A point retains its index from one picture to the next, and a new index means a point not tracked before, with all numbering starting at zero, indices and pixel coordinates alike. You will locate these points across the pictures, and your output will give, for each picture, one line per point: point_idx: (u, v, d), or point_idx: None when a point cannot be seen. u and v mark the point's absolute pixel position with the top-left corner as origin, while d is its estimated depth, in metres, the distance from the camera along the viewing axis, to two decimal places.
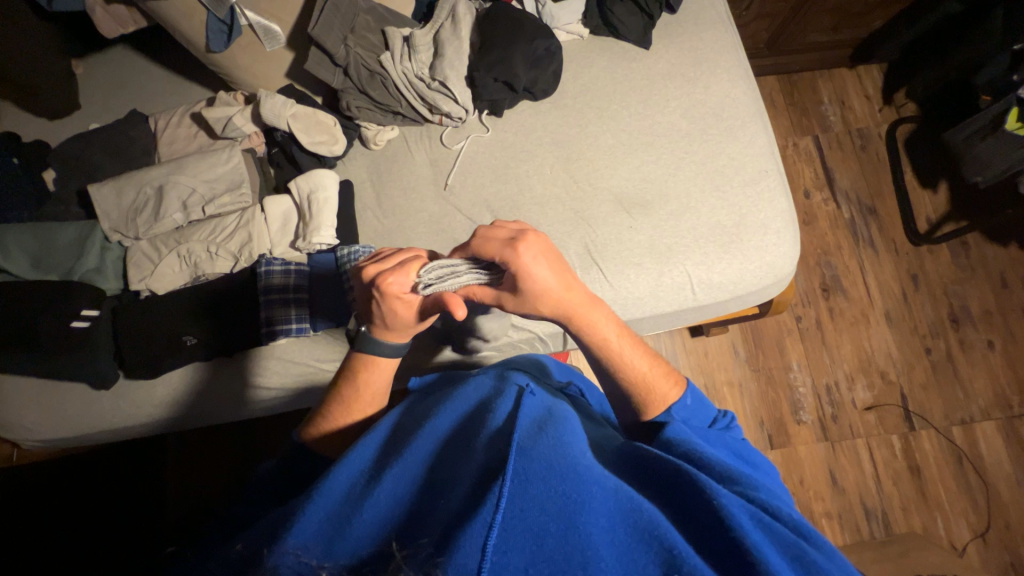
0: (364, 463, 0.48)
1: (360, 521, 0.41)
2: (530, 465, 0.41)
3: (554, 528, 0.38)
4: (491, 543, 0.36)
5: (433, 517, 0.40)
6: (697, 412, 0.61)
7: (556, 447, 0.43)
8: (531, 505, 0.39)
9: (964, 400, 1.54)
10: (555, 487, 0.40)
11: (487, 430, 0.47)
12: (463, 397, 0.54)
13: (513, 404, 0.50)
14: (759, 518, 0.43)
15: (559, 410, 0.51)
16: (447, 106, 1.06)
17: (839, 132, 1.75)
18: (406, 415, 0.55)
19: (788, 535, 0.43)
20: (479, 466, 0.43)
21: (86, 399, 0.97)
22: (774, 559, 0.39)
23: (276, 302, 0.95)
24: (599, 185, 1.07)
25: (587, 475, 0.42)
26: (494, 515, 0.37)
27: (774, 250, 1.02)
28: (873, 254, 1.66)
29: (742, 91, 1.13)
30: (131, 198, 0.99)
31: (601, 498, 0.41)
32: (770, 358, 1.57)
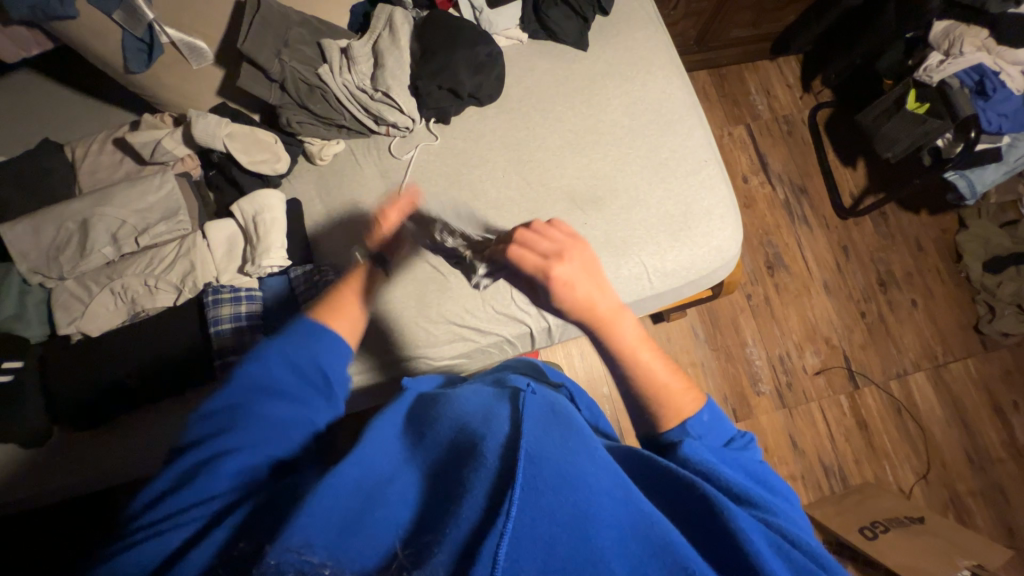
0: (377, 464, 0.48)
1: (374, 519, 0.42)
2: (540, 472, 0.41)
3: (565, 540, 0.38)
4: (502, 552, 0.36)
5: (445, 520, 0.40)
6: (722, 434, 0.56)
7: (568, 454, 0.44)
8: (541, 516, 0.39)
9: (898, 355, 1.69)
10: (565, 496, 0.40)
11: (495, 430, 0.47)
12: (466, 403, 0.56)
13: (513, 404, 0.51)
14: (770, 538, 0.44)
15: (561, 411, 0.52)
16: (392, 116, 1.05)
17: (767, 119, 1.88)
18: (409, 419, 0.57)
19: (801, 561, 0.43)
20: (489, 466, 0.43)
21: (17, 461, 0.88)
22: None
23: (227, 331, 0.90)
24: (551, 185, 1.09)
25: (598, 486, 0.42)
26: (505, 524, 0.38)
27: (720, 235, 1.08)
28: (808, 230, 1.79)
29: (677, 86, 1.19)
30: (50, 235, 0.90)
31: (609, 510, 0.41)
32: (727, 336, 1.66)
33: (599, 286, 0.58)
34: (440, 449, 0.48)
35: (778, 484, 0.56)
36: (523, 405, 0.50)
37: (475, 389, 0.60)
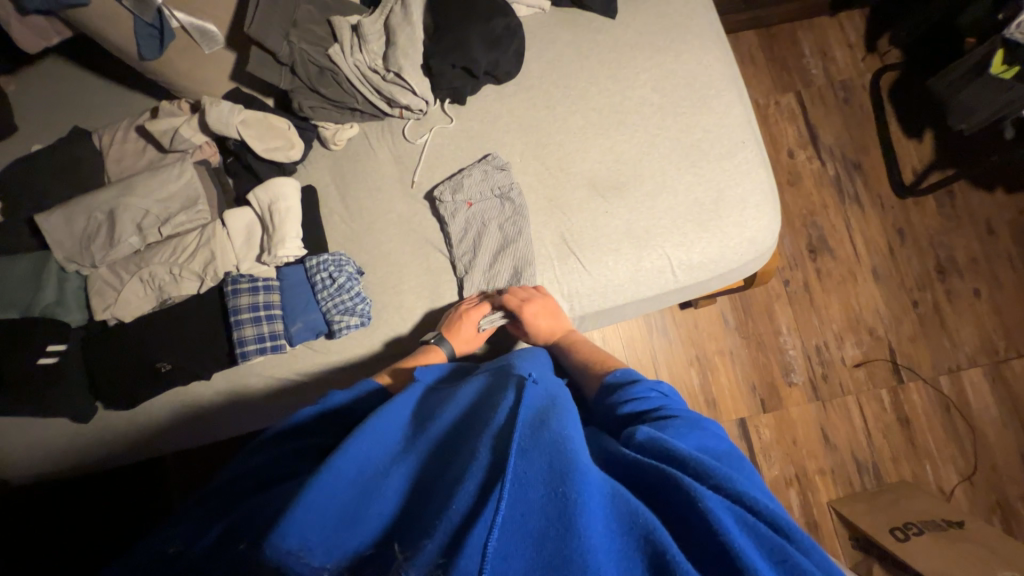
0: (374, 454, 0.54)
1: (370, 514, 0.48)
2: (530, 468, 0.46)
3: (553, 532, 0.42)
4: (491, 545, 0.41)
5: (434, 514, 0.45)
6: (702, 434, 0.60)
7: (552, 444, 0.49)
8: (530, 510, 0.44)
9: (952, 349, 1.55)
10: (554, 489, 0.44)
11: (494, 422, 0.53)
12: (476, 399, 0.63)
13: (517, 396, 0.58)
14: (744, 520, 0.46)
15: (557, 397, 0.60)
16: (405, 99, 1.00)
17: (821, 86, 1.69)
18: (417, 412, 0.64)
19: (777, 542, 0.44)
20: (485, 462, 0.47)
21: (68, 433, 0.96)
22: (753, 557, 0.42)
23: (247, 320, 0.93)
24: (571, 170, 1.03)
25: (586, 475, 0.46)
26: (495, 517, 0.42)
27: (754, 225, 1.00)
28: (859, 211, 1.63)
29: (716, 57, 1.07)
30: (82, 224, 0.94)
31: (597, 500, 0.45)
32: (760, 324, 1.57)
33: (548, 317, 0.92)
34: (432, 451, 0.55)
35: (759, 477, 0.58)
36: (522, 395, 0.57)
37: (476, 384, 0.68)
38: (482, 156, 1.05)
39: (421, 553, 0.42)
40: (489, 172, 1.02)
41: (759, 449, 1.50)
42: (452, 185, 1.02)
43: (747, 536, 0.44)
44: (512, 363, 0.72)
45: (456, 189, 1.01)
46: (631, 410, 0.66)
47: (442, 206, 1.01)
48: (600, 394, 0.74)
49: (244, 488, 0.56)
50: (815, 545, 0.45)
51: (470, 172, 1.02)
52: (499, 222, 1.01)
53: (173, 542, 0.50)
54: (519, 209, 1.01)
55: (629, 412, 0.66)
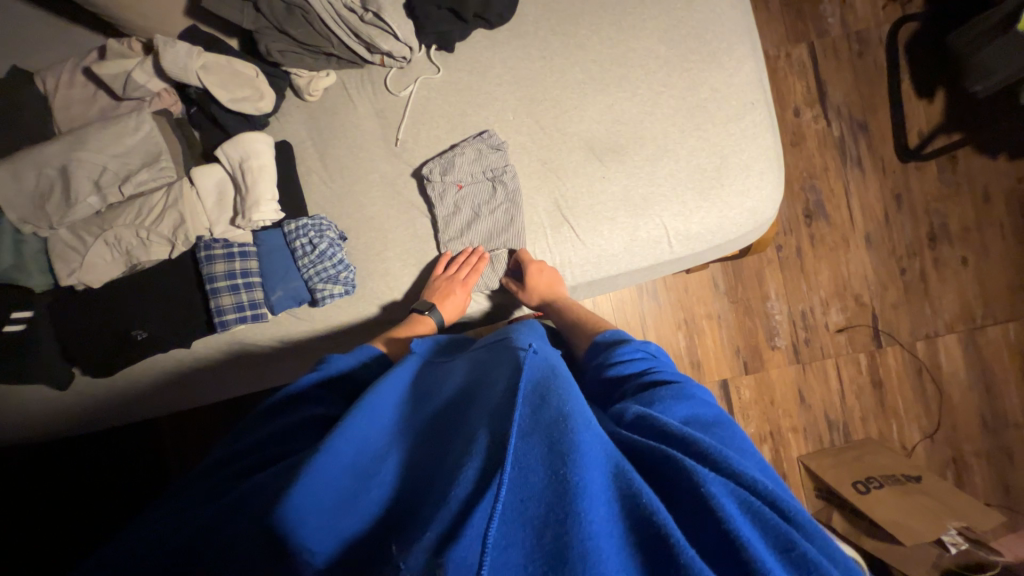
0: (371, 437, 0.53)
1: (368, 497, 0.46)
2: (530, 450, 0.43)
3: (553, 519, 0.38)
4: (491, 534, 0.37)
5: (434, 500, 0.43)
6: (693, 404, 0.57)
7: (552, 422, 0.45)
8: (531, 495, 0.40)
9: (932, 316, 1.58)
10: (555, 471, 0.41)
11: (490, 403, 0.51)
12: (471, 376, 0.61)
13: (513, 371, 0.55)
14: (749, 506, 0.42)
15: (558, 368, 0.57)
16: (386, 44, 0.89)
17: (836, 37, 1.57)
18: (414, 390, 0.63)
19: (781, 526, 0.41)
20: (484, 445, 0.45)
21: (45, 399, 0.93)
22: (759, 547, 0.38)
23: (224, 289, 0.89)
24: (567, 130, 0.96)
25: (589, 455, 0.42)
26: (494, 506, 0.39)
27: (756, 194, 0.96)
28: (859, 174, 1.59)
29: (729, 4, 0.98)
30: (33, 181, 0.86)
31: (598, 481, 0.41)
32: (749, 289, 1.57)
33: (546, 283, 0.90)
34: (428, 431, 0.54)
35: (759, 458, 0.55)
36: (520, 369, 0.54)
37: (474, 359, 0.65)
38: (477, 133, 0.96)
39: (419, 540, 0.39)
40: (483, 152, 0.94)
41: (738, 408, 1.55)
42: (442, 162, 0.94)
43: (750, 524, 0.41)
44: (510, 336, 0.69)
45: (447, 168, 0.93)
46: (618, 375, 0.65)
47: (430, 186, 0.94)
48: (588, 353, 0.74)
49: (237, 474, 0.53)
50: (817, 530, 0.43)
51: (462, 149, 0.94)
52: (490, 207, 0.95)
53: (162, 526, 0.47)
54: (513, 195, 0.95)
55: (616, 376, 0.65)
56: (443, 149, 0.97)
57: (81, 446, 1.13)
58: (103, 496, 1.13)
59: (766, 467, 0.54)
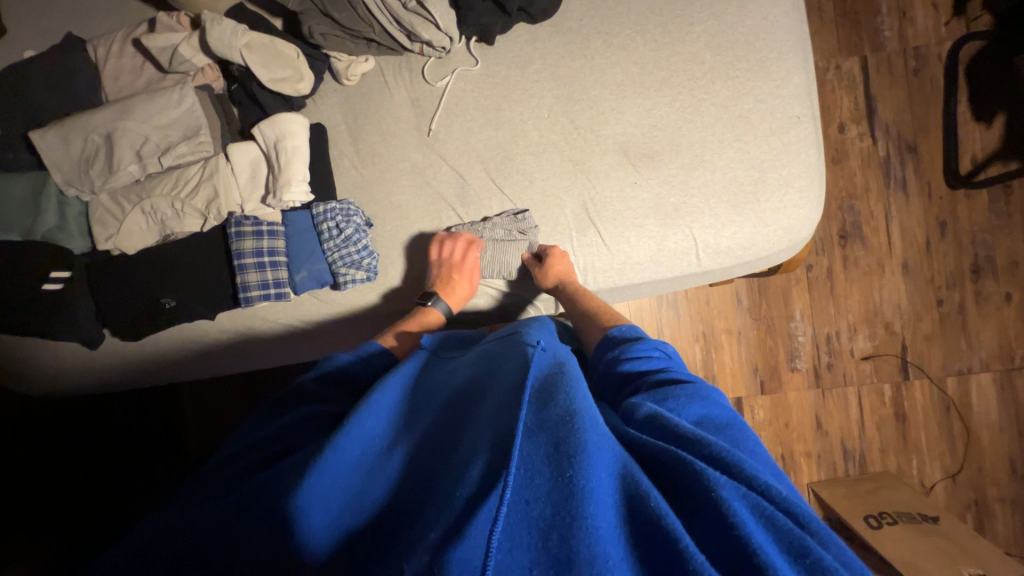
0: (374, 431, 0.52)
1: (370, 494, 0.47)
2: (535, 450, 0.42)
3: (559, 521, 0.37)
4: (495, 538, 0.36)
5: (440, 498, 0.43)
6: (708, 405, 0.56)
7: (559, 422, 0.44)
8: (536, 496, 0.39)
9: (967, 352, 1.51)
10: (561, 472, 0.40)
11: (497, 400, 0.51)
12: (480, 370, 0.61)
13: (521, 368, 0.55)
14: (763, 511, 0.40)
15: (567, 364, 0.57)
16: (427, 33, 0.89)
17: (892, 51, 1.50)
18: (420, 383, 0.63)
19: (797, 532, 0.39)
20: (490, 444, 0.44)
21: (79, 357, 0.97)
22: (771, 554, 0.37)
23: (251, 266, 0.90)
24: (602, 132, 0.94)
25: (596, 456, 0.42)
26: (499, 507, 0.38)
27: (794, 212, 0.92)
28: (903, 198, 1.52)
29: (784, 13, 0.94)
30: (79, 146, 0.89)
31: (604, 482, 0.41)
32: (774, 307, 1.52)
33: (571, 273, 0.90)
34: (436, 424, 0.54)
35: (773, 462, 0.53)
36: (529, 365, 0.54)
37: (484, 353, 0.65)
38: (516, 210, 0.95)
39: (423, 544, 0.38)
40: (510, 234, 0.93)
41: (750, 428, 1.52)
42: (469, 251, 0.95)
43: (765, 532, 0.39)
44: (521, 330, 0.69)
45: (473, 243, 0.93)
46: (631, 369, 0.64)
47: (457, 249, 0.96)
48: (600, 347, 0.73)
49: (249, 463, 0.53)
50: (833, 539, 0.41)
51: (492, 227, 0.93)
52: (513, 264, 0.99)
53: (174, 512, 0.48)
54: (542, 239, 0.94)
55: (625, 371, 0.64)
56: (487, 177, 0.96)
57: (127, 439, 1.19)
58: (136, 484, 1.17)
59: (778, 470, 0.52)
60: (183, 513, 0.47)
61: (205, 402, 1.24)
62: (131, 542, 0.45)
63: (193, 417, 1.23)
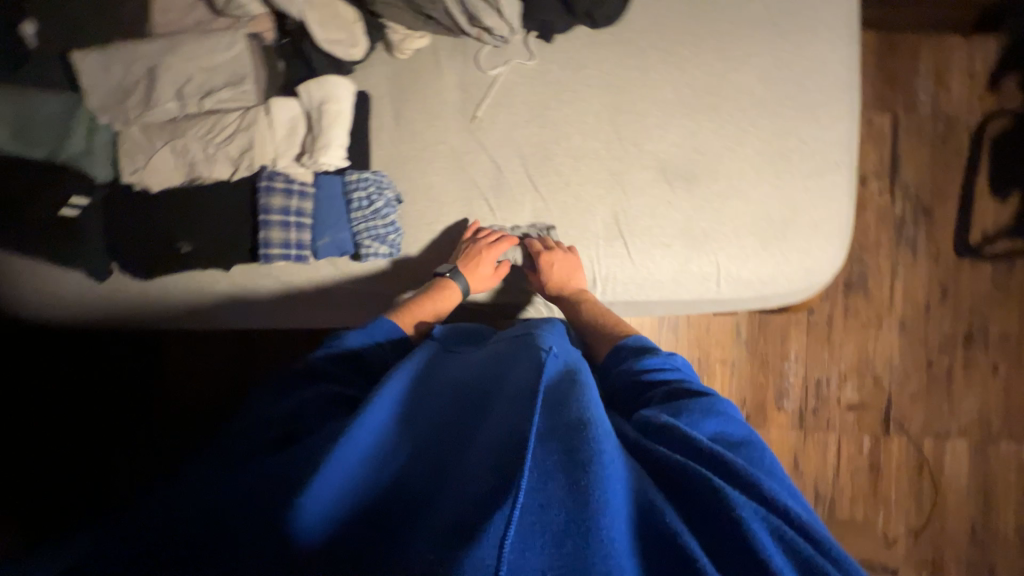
0: (384, 419, 0.53)
1: (378, 481, 0.47)
2: (549, 457, 0.43)
3: (574, 529, 0.38)
4: (510, 539, 0.37)
5: (452, 495, 0.43)
6: (724, 421, 0.58)
7: (572, 432, 0.46)
8: (551, 501, 0.40)
9: (947, 416, 1.55)
10: (575, 481, 0.41)
11: (508, 400, 0.51)
12: (491, 368, 0.61)
13: (533, 370, 0.55)
14: (783, 536, 0.43)
15: (578, 373, 0.57)
16: (489, 20, 0.88)
17: (924, 114, 1.53)
18: (429, 376, 0.63)
19: (806, 550, 0.42)
20: (501, 444, 0.44)
21: (82, 287, 0.95)
22: (784, 571, 0.40)
23: (276, 223, 0.89)
24: (643, 147, 0.95)
25: (610, 468, 0.43)
26: (513, 510, 0.38)
27: (817, 255, 0.94)
28: (910, 258, 1.55)
29: (840, 58, 0.95)
30: (120, 75, 0.87)
31: (620, 494, 0.43)
32: (770, 345, 1.54)
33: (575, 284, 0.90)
34: (446, 421, 0.54)
35: (786, 476, 0.55)
36: (542, 369, 0.54)
37: (495, 353, 0.65)
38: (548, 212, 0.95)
39: (436, 539, 0.39)
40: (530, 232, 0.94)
41: None
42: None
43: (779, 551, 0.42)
44: (533, 331, 0.69)
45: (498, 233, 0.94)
46: (644, 381, 0.66)
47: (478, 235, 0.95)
48: (611, 356, 0.75)
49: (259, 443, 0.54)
50: (845, 555, 0.43)
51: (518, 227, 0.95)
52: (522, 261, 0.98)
53: (183, 488, 0.48)
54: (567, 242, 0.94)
55: (637, 384, 0.66)
56: (522, 172, 0.96)
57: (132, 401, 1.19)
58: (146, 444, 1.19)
59: (796, 490, 0.54)
60: (192, 490, 0.47)
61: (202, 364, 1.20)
62: (137, 515, 0.44)
63: (190, 379, 1.20)
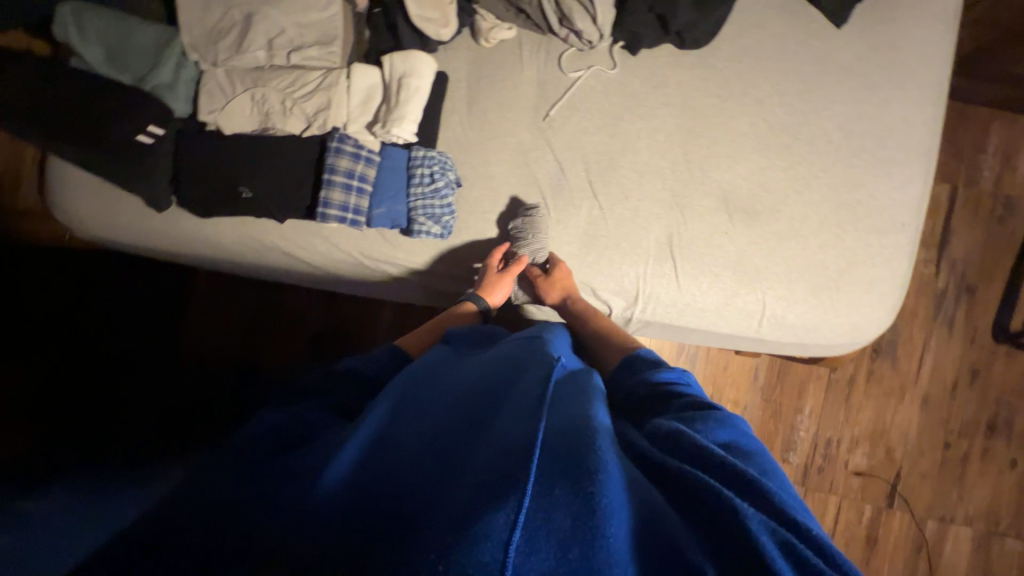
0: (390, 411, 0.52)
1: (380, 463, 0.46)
2: (555, 462, 0.42)
3: (579, 535, 0.37)
4: (514, 542, 0.35)
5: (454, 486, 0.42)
6: (733, 433, 0.56)
7: (576, 439, 0.45)
8: (556, 506, 0.38)
9: (955, 502, 1.51)
10: (580, 486, 0.40)
11: (515, 404, 0.50)
12: (498, 371, 0.60)
13: (540, 379, 0.54)
14: (792, 550, 0.38)
15: (582, 390, 0.57)
16: (581, 23, 0.90)
17: (984, 192, 1.50)
18: (435, 373, 0.63)
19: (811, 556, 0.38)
20: (506, 442, 0.43)
21: (137, 214, 0.97)
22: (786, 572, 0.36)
23: (338, 185, 0.90)
24: (709, 174, 0.94)
25: (614, 476, 0.42)
26: (517, 513, 0.37)
27: (866, 312, 0.92)
28: (945, 334, 1.51)
29: (922, 120, 0.94)
30: (217, 17, 0.89)
31: (623, 500, 0.41)
32: (786, 395, 1.52)
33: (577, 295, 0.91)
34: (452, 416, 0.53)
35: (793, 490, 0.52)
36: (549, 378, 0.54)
37: (502, 355, 0.65)
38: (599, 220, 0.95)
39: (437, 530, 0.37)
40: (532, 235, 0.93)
41: None
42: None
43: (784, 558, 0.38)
44: (542, 339, 0.70)
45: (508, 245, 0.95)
46: (655, 393, 0.65)
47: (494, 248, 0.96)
48: (622, 370, 0.75)
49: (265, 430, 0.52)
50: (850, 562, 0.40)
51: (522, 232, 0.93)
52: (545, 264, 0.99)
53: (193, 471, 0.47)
54: (616, 254, 0.94)
55: (650, 397, 0.66)
56: (582, 177, 0.96)
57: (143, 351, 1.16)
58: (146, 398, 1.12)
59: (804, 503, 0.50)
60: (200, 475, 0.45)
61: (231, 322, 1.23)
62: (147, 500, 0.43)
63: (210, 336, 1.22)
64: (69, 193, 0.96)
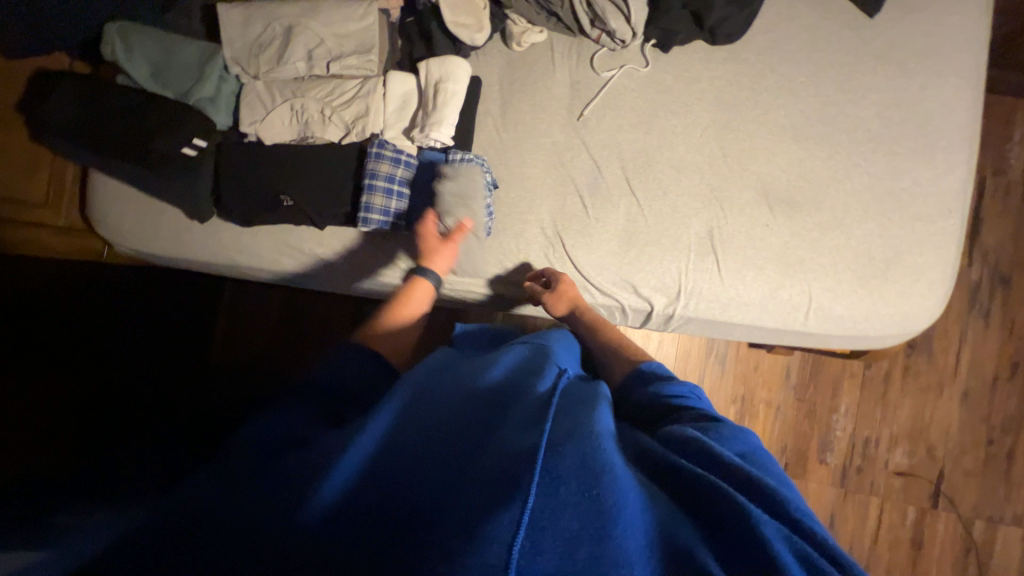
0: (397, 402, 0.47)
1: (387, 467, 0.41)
2: (567, 461, 0.39)
3: (586, 535, 0.36)
4: (521, 543, 0.34)
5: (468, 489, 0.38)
6: (748, 448, 0.53)
7: (584, 439, 0.43)
8: (562, 507, 0.37)
9: (1003, 501, 1.45)
10: (586, 488, 0.38)
11: (526, 403, 0.47)
12: (510, 367, 0.56)
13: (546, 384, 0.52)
14: (807, 559, 0.36)
15: (591, 392, 0.55)
16: (615, 23, 0.91)
17: (1016, 180, 1.47)
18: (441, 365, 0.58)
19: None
20: (517, 443, 0.41)
21: (178, 227, 0.98)
22: None
23: (378, 189, 0.90)
24: (747, 167, 0.93)
25: (621, 478, 0.40)
26: (523, 515, 0.35)
27: (915, 301, 0.90)
28: (982, 326, 1.48)
29: (961, 107, 0.93)
30: (258, 31, 0.92)
31: (632, 501, 0.39)
32: (820, 394, 1.48)
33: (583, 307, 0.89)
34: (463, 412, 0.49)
35: None
36: (558, 384, 0.53)
37: (510, 353, 0.62)
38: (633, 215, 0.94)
39: (448, 535, 0.35)
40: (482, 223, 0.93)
41: None
42: (581, 240, 0.94)
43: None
44: (546, 343, 0.69)
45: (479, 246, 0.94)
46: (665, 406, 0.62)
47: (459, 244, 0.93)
48: (630, 380, 0.72)
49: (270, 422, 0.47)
50: None
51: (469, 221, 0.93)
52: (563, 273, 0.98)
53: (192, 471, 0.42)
54: (656, 250, 0.93)
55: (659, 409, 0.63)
56: (617, 174, 0.96)
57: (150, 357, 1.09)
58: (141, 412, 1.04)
59: None
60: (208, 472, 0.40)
61: (250, 327, 1.24)
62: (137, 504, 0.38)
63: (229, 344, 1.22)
64: (111, 209, 0.97)
